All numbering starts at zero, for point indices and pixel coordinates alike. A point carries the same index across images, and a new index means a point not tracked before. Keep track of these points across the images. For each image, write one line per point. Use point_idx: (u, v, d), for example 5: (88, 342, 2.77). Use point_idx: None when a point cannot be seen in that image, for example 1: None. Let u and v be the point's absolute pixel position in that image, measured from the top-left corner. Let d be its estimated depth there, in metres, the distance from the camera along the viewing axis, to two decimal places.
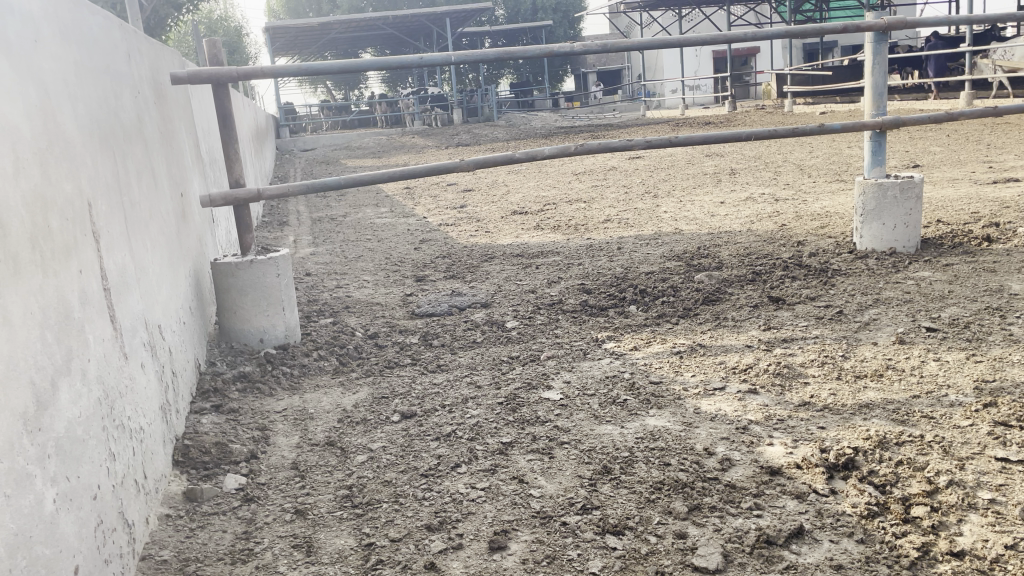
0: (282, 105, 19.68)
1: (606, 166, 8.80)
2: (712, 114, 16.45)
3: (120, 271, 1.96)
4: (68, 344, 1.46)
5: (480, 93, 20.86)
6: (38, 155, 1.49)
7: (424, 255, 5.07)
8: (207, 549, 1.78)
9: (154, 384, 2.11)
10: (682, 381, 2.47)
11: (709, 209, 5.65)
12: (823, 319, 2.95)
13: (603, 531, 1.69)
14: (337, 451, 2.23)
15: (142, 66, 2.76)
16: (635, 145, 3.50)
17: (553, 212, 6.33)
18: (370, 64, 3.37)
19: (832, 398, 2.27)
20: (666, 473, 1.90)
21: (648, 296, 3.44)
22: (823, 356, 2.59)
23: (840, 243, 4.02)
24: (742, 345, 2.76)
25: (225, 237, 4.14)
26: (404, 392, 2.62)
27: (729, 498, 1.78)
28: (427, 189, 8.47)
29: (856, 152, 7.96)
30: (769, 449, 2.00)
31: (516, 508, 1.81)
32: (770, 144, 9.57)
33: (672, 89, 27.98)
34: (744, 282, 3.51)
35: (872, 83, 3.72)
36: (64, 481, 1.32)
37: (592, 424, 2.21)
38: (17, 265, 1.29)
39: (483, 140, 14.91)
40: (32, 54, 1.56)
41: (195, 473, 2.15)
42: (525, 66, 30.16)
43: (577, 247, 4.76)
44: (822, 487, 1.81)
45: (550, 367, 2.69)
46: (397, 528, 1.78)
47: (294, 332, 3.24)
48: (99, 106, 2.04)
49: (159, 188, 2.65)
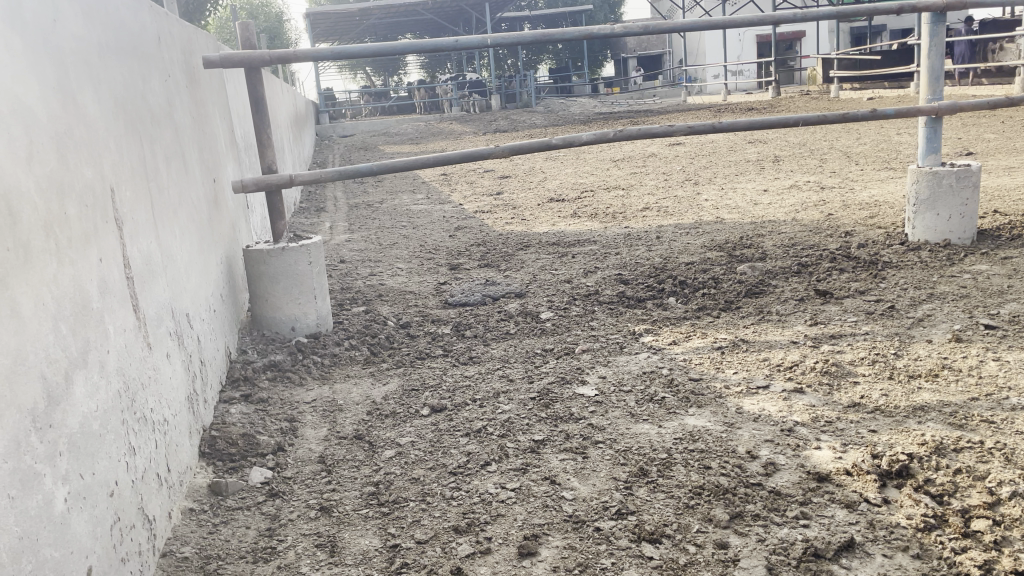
0: (322, 90, 19.77)
1: (646, 152, 8.65)
2: (755, 100, 16.09)
3: (145, 258, 1.91)
4: (84, 335, 1.41)
5: (519, 79, 20.70)
6: (55, 139, 1.44)
7: (459, 243, 5.00)
8: (229, 547, 1.73)
9: (180, 374, 2.07)
10: (724, 378, 2.36)
11: (752, 198, 5.50)
12: (874, 314, 2.81)
13: (639, 539, 1.60)
14: (365, 446, 2.18)
15: (173, 48, 2.71)
16: (678, 131, 3.36)
17: (590, 200, 6.22)
18: (405, 47, 3.28)
19: (883, 399, 2.15)
20: (706, 477, 1.80)
21: (688, 288, 3.33)
22: (873, 354, 2.46)
23: (891, 233, 3.85)
24: (787, 340, 2.64)
25: (259, 223, 4.13)
26: (435, 385, 2.56)
27: (773, 506, 1.68)
28: (464, 175, 8.41)
29: (905, 139, 7.69)
30: (816, 453, 1.89)
31: (548, 511, 1.73)
32: (815, 130, 9.33)
33: (714, 74, 27.51)
34: (789, 274, 3.38)
35: (929, 67, 3.54)
36: (77, 479, 1.27)
37: (628, 422, 2.11)
38: (28, 253, 1.23)
39: (521, 125, 14.79)
40: (50, 35, 1.50)
41: (221, 466, 2.11)
42: (565, 51, 29.87)
43: (615, 236, 4.65)
44: (874, 497, 1.70)
45: (585, 361, 2.60)
46: (424, 529, 1.71)
47: (326, 322, 3.19)
48: (125, 89, 1.99)
49: (189, 173, 2.61)
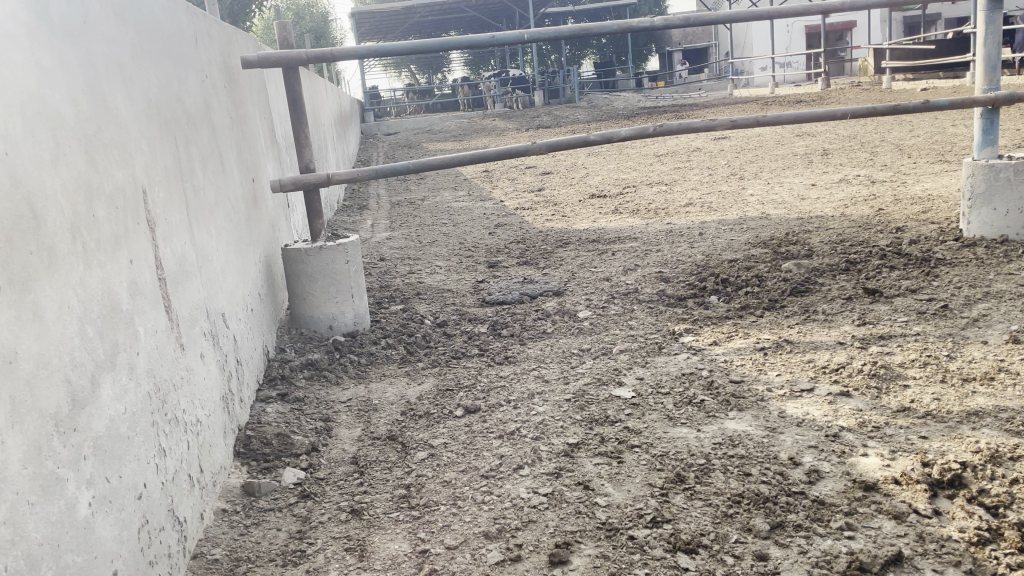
0: (366, 88, 19.94)
1: (690, 147, 8.52)
2: (804, 92, 15.73)
3: (178, 259, 1.91)
4: (113, 338, 1.41)
5: (562, 75, 20.60)
6: (83, 140, 1.44)
7: (498, 240, 4.97)
8: (259, 549, 1.73)
9: (215, 374, 2.07)
10: (766, 381, 2.29)
11: (798, 192, 5.36)
12: (925, 314, 2.70)
13: (675, 549, 1.55)
14: (398, 447, 2.16)
15: (211, 48, 2.72)
16: (720, 125, 3.27)
17: (633, 195, 6.14)
18: (442, 44, 3.24)
19: (935, 404, 2.05)
20: (745, 485, 1.74)
21: (731, 286, 3.24)
22: (925, 355, 2.36)
23: (945, 229, 3.71)
24: (834, 341, 2.55)
25: (300, 221, 4.16)
26: (469, 386, 2.53)
27: (816, 516, 1.62)
28: (506, 171, 8.38)
29: (961, 130, 7.42)
30: (863, 460, 1.81)
31: (581, 517, 1.68)
32: (867, 122, 9.07)
33: (761, 66, 27.00)
34: (836, 272, 3.27)
35: (985, 55, 3.37)
36: (102, 482, 1.27)
37: (666, 426, 2.06)
38: (53, 256, 1.23)
39: (564, 121, 14.72)
40: (80, 38, 1.51)
41: (255, 465, 2.11)
42: (609, 45, 29.65)
43: (657, 233, 4.57)
44: (924, 508, 1.62)
45: (622, 362, 2.54)
46: (453, 535, 1.68)
47: (363, 320, 3.19)
48: (159, 90, 1.99)
49: (227, 173, 2.61)
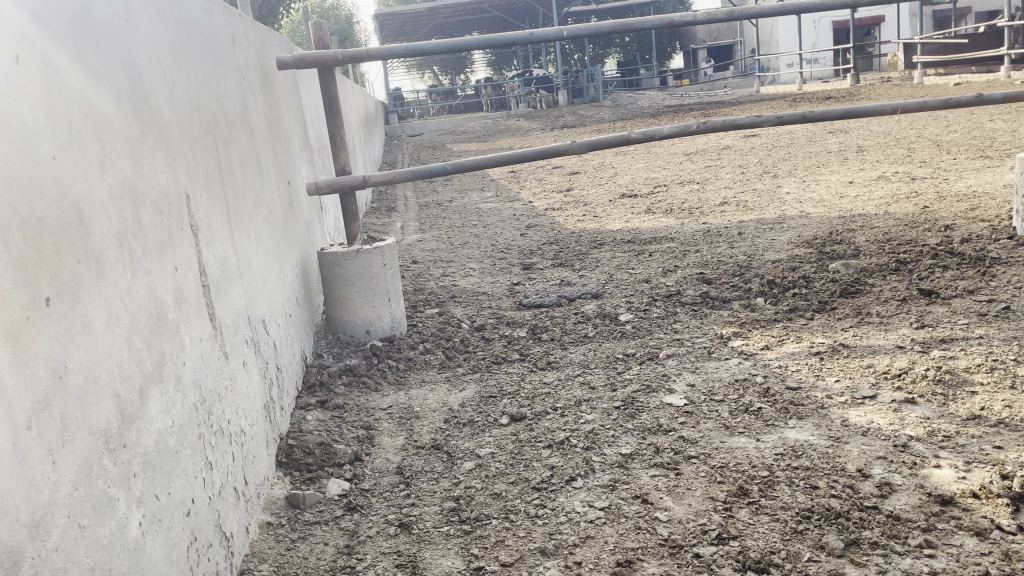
0: (390, 91, 19.97)
1: (720, 144, 8.40)
2: (833, 88, 15.44)
3: (221, 264, 1.87)
4: (160, 349, 1.36)
5: (585, 74, 20.44)
6: (127, 143, 1.39)
7: (531, 242, 4.90)
8: (307, 564, 1.67)
9: (257, 383, 2.02)
10: (824, 387, 2.20)
11: (836, 190, 5.24)
12: (986, 316, 2.58)
13: (744, 568, 1.47)
14: (443, 457, 2.09)
15: (248, 49, 2.68)
16: (765, 122, 3.16)
17: (665, 195, 6.05)
18: (477, 42, 3.18)
19: (1008, 412, 1.95)
20: (814, 499, 1.65)
21: (778, 288, 3.14)
22: (991, 360, 2.25)
23: (997, 226, 3.58)
24: (892, 345, 2.44)
25: (333, 225, 4.12)
26: (512, 392, 2.46)
27: (892, 533, 1.53)
28: (534, 171, 8.32)
29: (1000, 124, 7.23)
30: (936, 472, 1.72)
31: (641, 534, 1.61)
32: (900, 117, 8.86)
33: (787, 62, 26.64)
34: (885, 272, 3.16)
35: None
36: (152, 500, 1.22)
37: (723, 435, 1.97)
38: (100, 265, 1.18)
39: (587, 120, 14.65)
40: (123, 37, 1.46)
41: (298, 475, 2.06)
42: (632, 44, 29.51)
43: (694, 233, 4.48)
44: (1008, 524, 1.53)
45: (671, 368, 2.46)
46: (508, 551, 1.61)
47: (400, 324, 3.12)
48: (200, 92, 1.95)
49: (264, 176, 2.57)
